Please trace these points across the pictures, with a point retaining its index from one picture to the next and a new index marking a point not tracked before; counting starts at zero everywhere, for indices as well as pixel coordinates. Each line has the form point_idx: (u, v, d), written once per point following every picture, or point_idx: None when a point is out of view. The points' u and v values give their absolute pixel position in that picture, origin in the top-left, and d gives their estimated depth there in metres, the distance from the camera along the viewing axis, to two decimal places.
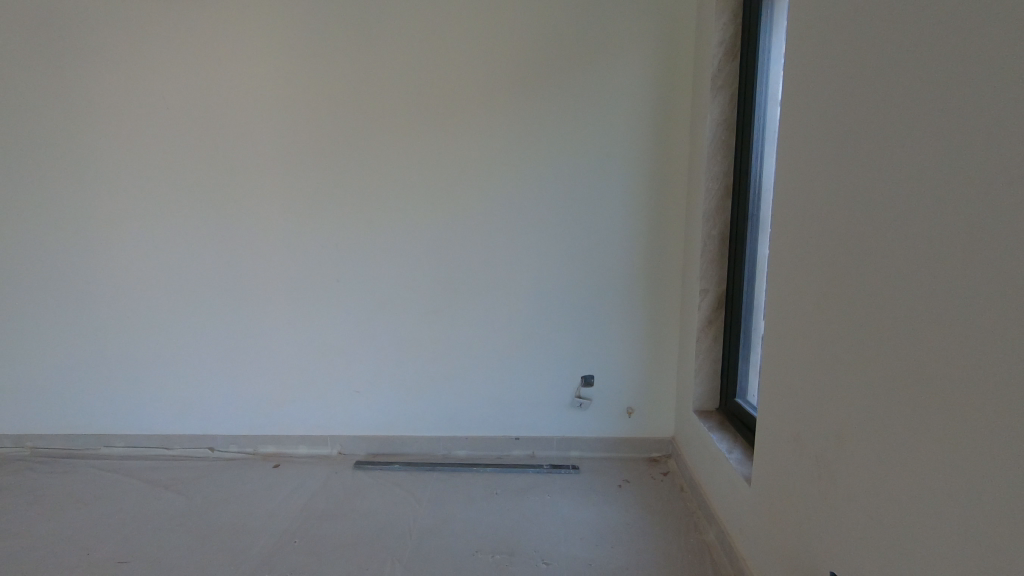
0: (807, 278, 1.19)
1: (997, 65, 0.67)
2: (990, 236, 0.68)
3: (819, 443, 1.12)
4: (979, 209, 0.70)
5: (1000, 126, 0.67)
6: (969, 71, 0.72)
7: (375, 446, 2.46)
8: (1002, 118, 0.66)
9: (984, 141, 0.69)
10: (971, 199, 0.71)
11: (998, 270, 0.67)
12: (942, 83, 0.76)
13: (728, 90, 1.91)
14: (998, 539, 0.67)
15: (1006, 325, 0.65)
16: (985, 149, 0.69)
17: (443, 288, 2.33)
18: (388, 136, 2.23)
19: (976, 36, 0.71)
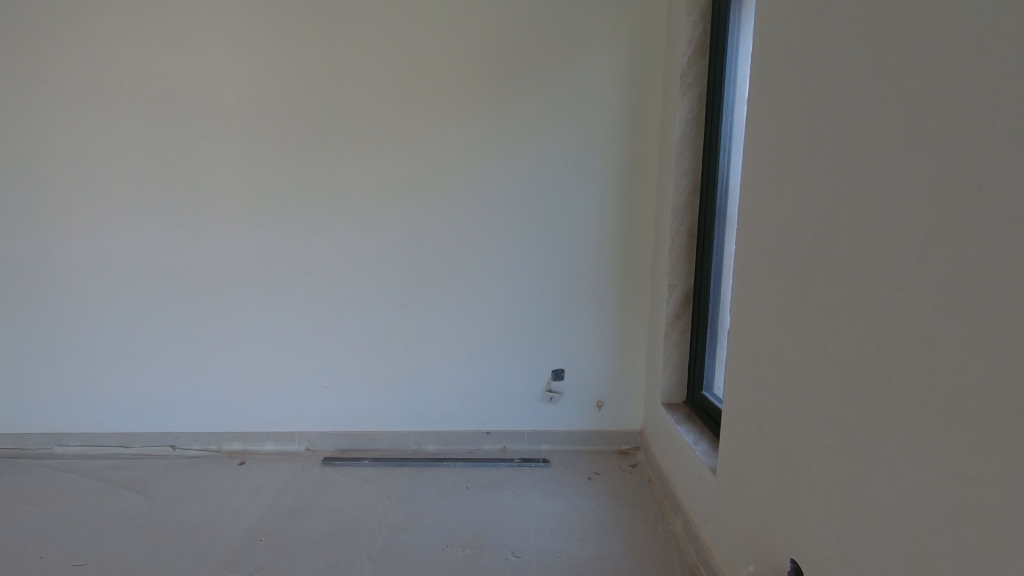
0: (769, 275, 1.22)
1: (949, 72, 0.70)
2: (940, 238, 0.71)
3: (781, 434, 1.16)
4: (932, 211, 0.73)
5: (950, 131, 0.69)
6: (922, 74, 0.74)
7: (343, 442, 2.43)
8: (952, 125, 0.69)
9: (936, 146, 0.72)
10: (923, 202, 0.74)
11: (948, 264, 0.69)
12: (897, 85, 0.79)
13: (696, 89, 1.94)
14: (950, 525, 0.69)
15: (956, 317, 0.68)
16: (936, 155, 0.72)
17: (414, 283, 2.31)
18: (358, 128, 2.19)
19: (929, 40, 0.73)
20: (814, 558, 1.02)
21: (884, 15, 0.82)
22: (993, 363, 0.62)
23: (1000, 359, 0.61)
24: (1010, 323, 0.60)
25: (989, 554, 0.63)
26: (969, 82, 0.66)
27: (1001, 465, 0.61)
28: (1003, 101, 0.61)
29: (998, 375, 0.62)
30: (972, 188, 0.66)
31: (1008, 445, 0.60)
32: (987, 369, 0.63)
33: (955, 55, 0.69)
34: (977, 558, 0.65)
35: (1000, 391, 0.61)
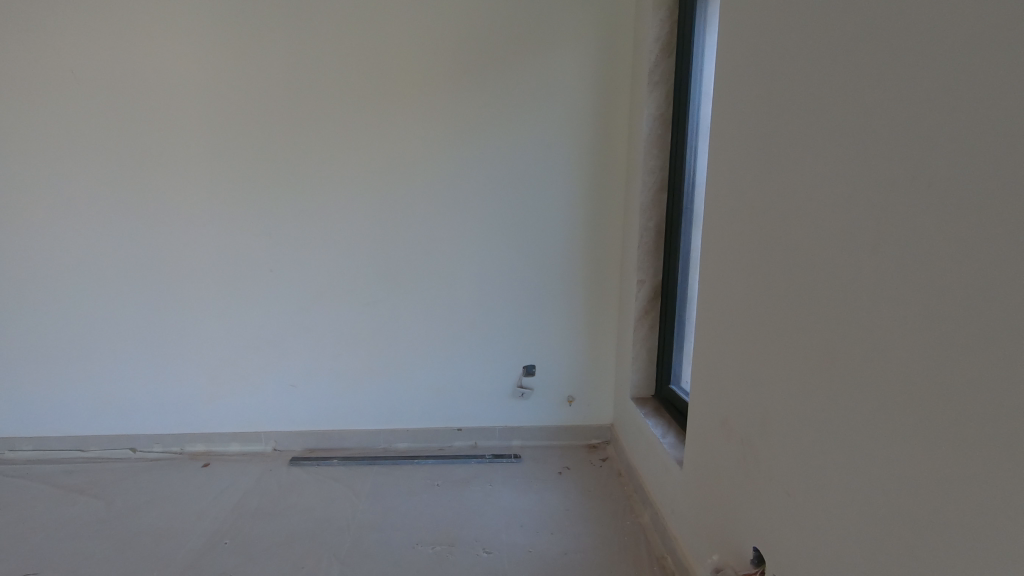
0: (732, 270, 1.24)
1: (899, 74, 0.72)
2: (890, 235, 0.74)
3: (744, 426, 1.18)
4: (883, 209, 0.75)
5: (899, 131, 0.72)
6: (875, 75, 0.76)
7: (311, 441, 2.39)
8: (901, 125, 0.72)
9: (886, 147, 0.74)
10: (875, 200, 0.77)
11: (901, 259, 0.72)
12: (853, 84, 0.81)
13: (663, 87, 1.96)
14: (900, 511, 0.72)
15: (908, 310, 0.70)
16: (887, 155, 0.74)
17: (383, 279, 2.28)
18: (324, 122, 2.14)
19: (882, 41, 0.75)
20: (774, 545, 1.05)
21: (841, 15, 0.84)
22: (943, 355, 0.65)
23: (951, 352, 0.64)
24: (960, 316, 0.62)
25: (939, 539, 0.66)
26: (918, 81, 0.68)
27: (951, 453, 0.64)
28: (952, 100, 0.63)
29: (948, 366, 0.64)
30: (919, 187, 0.68)
31: (958, 435, 0.63)
32: (937, 360, 0.65)
33: (906, 55, 0.71)
34: (928, 541, 0.67)
35: (950, 382, 0.64)
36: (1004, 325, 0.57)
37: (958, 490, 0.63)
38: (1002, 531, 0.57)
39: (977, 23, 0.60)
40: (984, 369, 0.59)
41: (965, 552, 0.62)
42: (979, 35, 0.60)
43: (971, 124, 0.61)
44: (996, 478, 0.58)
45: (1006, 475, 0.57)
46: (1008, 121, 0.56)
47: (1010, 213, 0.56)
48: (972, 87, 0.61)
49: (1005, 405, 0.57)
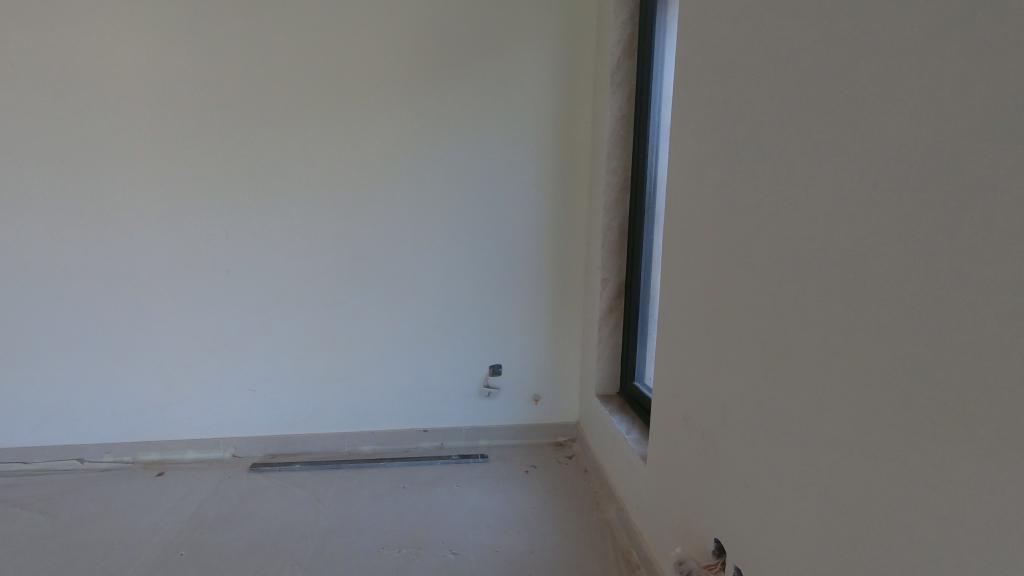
0: (692, 268, 1.26)
1: (849, 81, 0.75)
2: (843, 235, 0.76)
3: (705, 421, 1.21)
4: (834, 210, 0.78)
5: (850, 134, 0.74)
6: (829, 80, 0.79)
7: (272, 446, 2.32)
8: (852, 130, 0.74)
9: (838, 151, 0.77)
10: (828, 202, 0.79)
11: (853, 257, 0.74)
12: (808, 86, 0.84)
13: (626, 88, 1.99)
14: (851, 499, 0.75)
15: (859, 307, 0.73)
16: (838, 158, 0.77)
17: (347, 279, 2.24)
18: (283, 119, 2.09)
19: (835, 44, 0.77)
20: (734, 536, 1.08)
21: (796, 19, 0.87)
22: (891, 351, 0.67)
23: (898, 347, 0.66)
24: (907, 313, 0.65)
25: (886, 526, 0.68)
26: (870, 85, 0.71)
27: (900, 446, 0.66)
28: (899, 104, 0.66)
29: (896, 361, 0.66)
30: (867, 189, 0.71)
31: (906, 427, 0.65)
32: (886, 355, 0.68)
33: (857, 59, 0.73)
34: (879, 531, 0.70)
35: (897, 376, 0.66)
36: (948, 320, 0.59)
37: (907, 480, 0.65)
38: (945, 519, 0.60)
39: (923, 29, 0.62)
40: (928, 363, 0.62)
41: (913, 541, 0.64)
42: (925, 41, 0.62)
43: (917, 126, 0.63)
44: (940, 469, 0.60)
45: (951, 466, 0.59)
46: (951, 123, 0.59)
47: (953, 214, 0.59)
48: (918, 91, 0.63)
49: (950, 398, 0.59)
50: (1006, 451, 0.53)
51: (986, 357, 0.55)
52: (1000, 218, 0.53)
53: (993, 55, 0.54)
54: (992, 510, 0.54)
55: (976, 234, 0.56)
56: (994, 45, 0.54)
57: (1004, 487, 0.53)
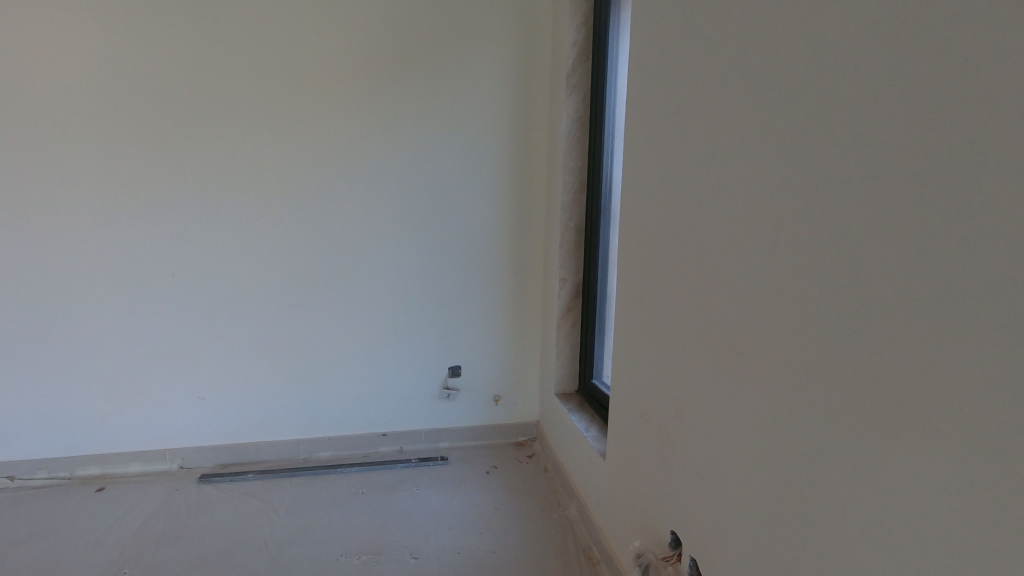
0: (647, 268, 1.30)
1: (793, 88, 0.79)
2: (790, 235, 0.80)
3: (661, 416, 1.24)
4: (783, 211, 0.81)
5: (797, 139, 0.78)
6: (775, 87, 0.83)
7: (223, 456, 2.24)
8: (798, 135, 0.78)
9: (784, 156, 0.81)
10: (777, 203, 0.83)
11: (800, 256, 0.78)
12: (757, 93, 0.87)
13: (581, 91, 2.02)
14: (800, 486, 0.79)
15: (808, 304, 0.76)
16: (784, 163, 0.81)
17: (300, 282, 2.18)
18: (232, 116, 2.01)
19: (783, 53, 0.81)
20: (691, 527, 1.11)
21: (746, 27, 0.90)
22: (836, 345, 0.71)
23: (845, 342, 0.70)
24: (851, 309, 0.68)
25: (833, 510, 0.73)
26: (812, 93, 0.75)
27: (846, 434, 0.70)
28: (844, 112, 0.69)
29: (844, 357, 0.70)
30: (812, 192, 0.75)
31: (852, 417, 0.68)
32: (833, 349, 0.72)
33: (804, 67, 0.77)
34: (832, 519, 0.73)
35: (843, 369, 0.70)
36: (892, 316, 0.63)
37: (857, 469, 0.68)
38: (894, 505, 0.63)
39: (864, 40, 0.66)
40: (869, 356, 0.66)
41: (861, 525, 0.68)
42: (866, 51, 0.66)
43: (860, 132, 0.67)
44: (887, 458, 0.64)
45: (896, 455, 0.62)
46: (892, 130, 0.62)
47: (893, 216, 0.62)
48: (860, 98, 0.67)
49: (894, 390, 0.62)
50: (949, 438, 0.56)
51: (927, 351, 0.58)
52: (939, 220, 0.57)
53: (930, 66, 0.58)
54: (931, 491, 0.58)
55: (915, 234, 0.60)
56: (929, 57, 0.58)
57: (946, 471, 0.57)
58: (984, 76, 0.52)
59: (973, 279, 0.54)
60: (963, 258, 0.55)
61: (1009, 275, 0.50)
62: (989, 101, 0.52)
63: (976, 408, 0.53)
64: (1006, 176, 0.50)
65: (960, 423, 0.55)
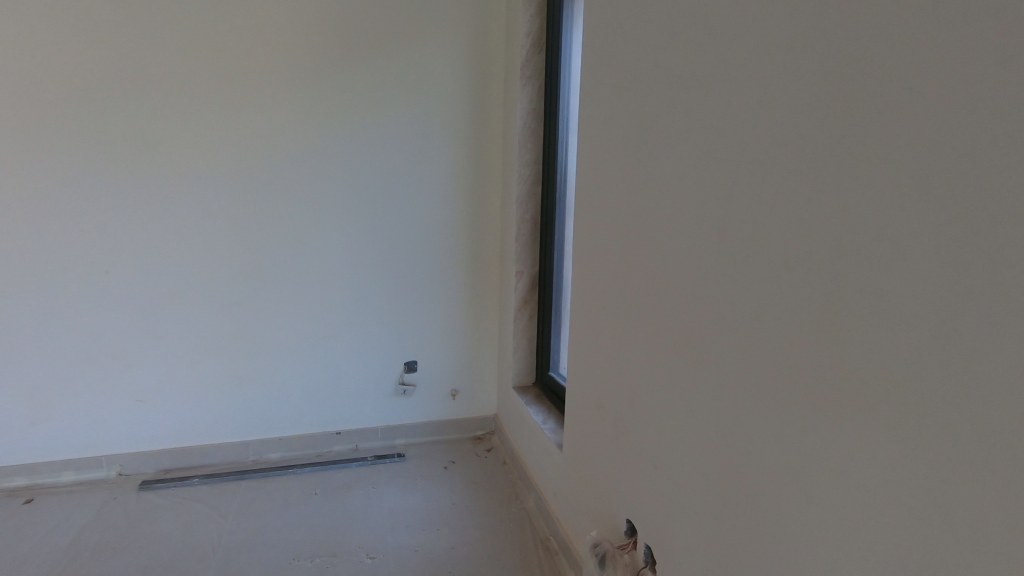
0: (600, 259, 1.29)
1: (745, 81, 0.79)
2: (742, 226, 0.81)
3: (616, 406, 1.24)
4: (735, 202, 0.82)
5: (749, 131, 0.79)
6: (727, 80, 0.83)
7: (165, 461, 2.12)
8: (750, 127, 0.78)
9: (736, 148, 0.82)
10: (728, 195, 0.84)
11: (751, 247, 0.79)
12: (709, 85, 0.88)
13: (536, 82, 2.01)
14: (750, 472, 0.80)
15: (762, 297, 0.77)
16: (736, 154, 0.82)
17: (247, 278, 2.09)
18: (169, 101, 1.90)
19: (737, 46, 0.81)
20: (646, 515, 1.12)
21: (699, 20, 0.90)
22: (787, 335, 0.72)
23: (798, 335, 0.70)
24: (800, 300, 0.70)
25: (781, 495, 0.74)
26: (764, 87, 0.75)
27: (797, 422, 0.71)
28: (800, 106, 0.69)
29: (799, 349, 0.70)
30: (764, 183, 0.76)
31: (802, 405, 0.70)
32: (784, 340, 0.73)
33: (758, 61, 0.77)
34: (785, 511, 0.74)
35: (794, 358, 0.71)
36: (841, 306, 0.64)
37: (810, 461, 0.69)
38: (848, 498, 0.63)
39: (819, 35, 0.67)
40: (818, 345, 0.67)
41: (809, 509, 0.69)
42: (822, 45, 0.66)
43: (811, 127, 0.67)
44: (836, 444, 0.65)
45: (843, 441, 0.64)
46: (846, 123, 0.63)
47: (840, 208, 0.63)
48: (814, 91, 0.67)
49: (849, 384, 0.63)
50: (902, 432, 0.57)
51: (872, 340, 0.60)
52: (892, 214, 0.57)
53: (885, 60, 0.58)
54: (874, 475, 0.60)
55: (862, 227, 0.60)
56: (884, 51, 0.58)
57: (901, 466, 0.57)
58: (939, 71, 0.52)
59: (925, 273, 0.54)
60: (915, 253, 0.55)
61: (963, 270, 0.51)
62: (945, 96, 0.52)
63: (930, 403, 0.54)
64: (961, 171, 0.51)
65: (914, 417, 0.55)
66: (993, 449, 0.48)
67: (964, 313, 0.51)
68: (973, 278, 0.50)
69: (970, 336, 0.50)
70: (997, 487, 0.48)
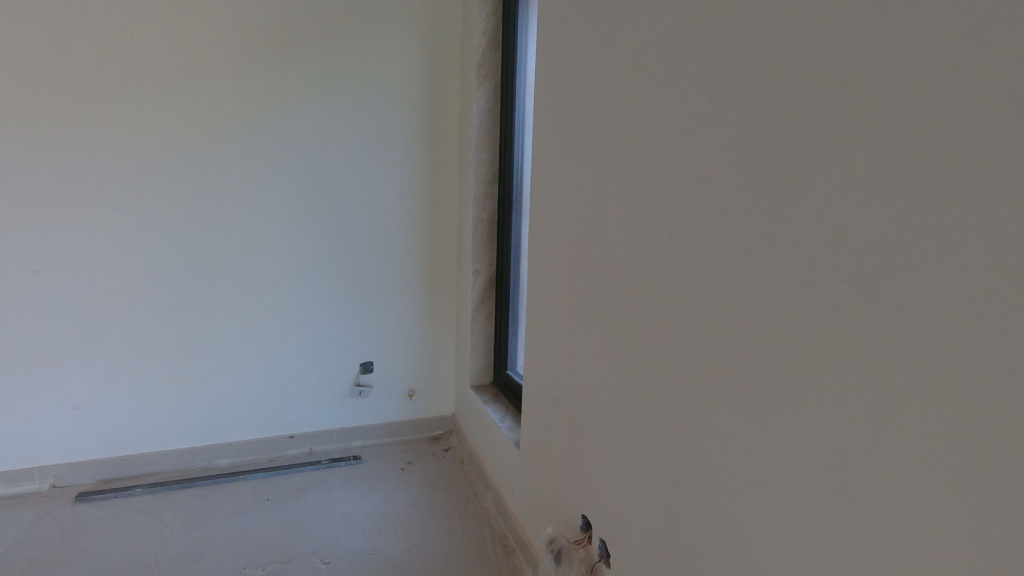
0: (554, 258, 1.31)
1: (693, 90, 0.82)
2: (691, 228, 0.84)
3: (570, 404, 1.26)
4: (685, 206, 0.85)
5: (697, 138, 0.82)
6: (676, 88, 0.86)
7: (105, 471, 2.02)
8: (698, 135, 0.82)
9: (686, 154, 0.85)
10: (677, 199, 0.87)
11: (700, 249, 0.82)
12: (659, 91, 0.91)
13: (492, 81, 2.01)
14: (699, 465, 0.83)
15: (712, 297, 0.80)
16: (686, 160, 0.85)
17: (192, 278, 2.01)
18: (106, 92, 1.81)
19: (686, 52, 0.84)
20: (600, 508, 1.15)
21: (648, 28, 0.93)
22: (736, 334, 0.75)
23: (744, 332, 0.74)
24: (748, 300, 0.73)
25: (729, 486, 0.78)
26: (711, 96, 0.79)
27: (743, 417, 0.74)
28: (744, 115, 0.73)
29: (748, 346, 0.73)
30: (712, 187, 0.79)
31: (749, 401, 0.73)
32: (732, 337, 0.76)
33: (708, 65, 0.79)
34: (734, 502, 0.77)
35: (740, 355, 0.75)
36: (785, 305, 0.67)
37: (754, 453, 0.73)
38: (792, 486, 0.67)
39: (766, 41, 0.69)
40: (764, 343, 0.71)
41: (756, 499, 0.73)
42: (769, 52, 0.69)
43: (757, 136, 0.71)
44: (779, 435, 0.69)
45: (785, 433, 0.68)
46: (787, 133, 0.66)
47: (784, 212, 0.67)
48: (756, 103, 0.71)
49: (798, 379, 0.66)
50: (841, 426, 0.60)
51: (812, 337, 0.64)
52: (835, 217, 0.60)
53: (830, 69, 0.60)
54: (815, 464, 0.64)
55: (804, 232, 0.64)
56: (828, 60, 0.61)
57: (844, 457, 0.60)
58: (877, 81, 0.55)
59: (865, 274, 0.57)
60: (850, 256, 0.58)
61: (900, 271, 0.54)
62: (884, 105, 0.55)
63: (870, 397, 0.57)
64: (897, 177, 0.54)
65: (854, 412, 0.59)
66: (928, 441, 0.52)
67: (900, 312, 0.54)
68: (903, 283, 0.53)
69: (900, 335, 0.54)
70: (930, 477, 0.51)
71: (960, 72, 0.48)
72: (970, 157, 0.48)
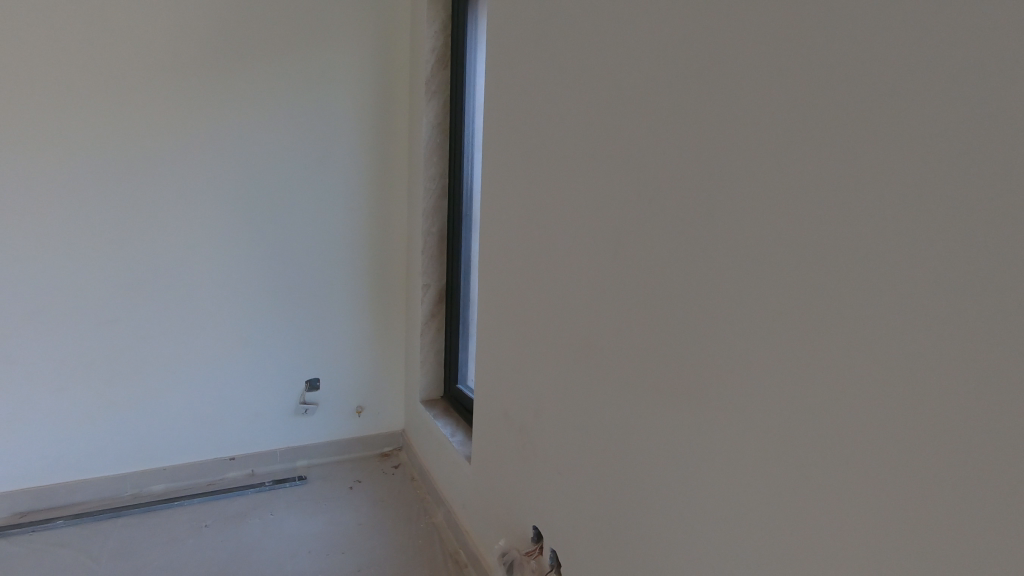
0: (502, 274, 1.33)
1: (630, 118, 0.87)
2: (631, 248, 0.88)
3: (520, 418, 1.28)
4: (625, 227, 0.89)
5: (634, 163, 0.87)
6: (615, 115, 0.91)
7: (21, 503, 1.87)
8: (635, 160, 0.86)
9: (625, 177, 0.89)
10: (619, 219, 0.91)
11: (640, 268, 0.86)
12: (599, 116, 0.95)
13: (441, 97, 2.04)
14: (644, 474, 0.87)
15: (652, 312, 0.84)
16: (625, 183, 0.89)
17: (125, 293, 1.90)
18: (29, 97, 1.70)
19: (623, 82, 0.89)
20: (550, 519, 1.17)
21: (588, 56, 0.98)
22: (674, 349, 0.80)
23: (682, 347, 0.78)
24: (684, 316, 0.78)
25: (672, 493, 0.81)
26: (646, 124, 0.84)
27: (683, 426, 0.79)
28: (676, 143, 0.78)
29: (686, 360, 0.77)
30: (650, 209, 0.84)
31: (687, 412, 0.78)
32: (671, 351, 0.81)
33: (645, 89, 0.84)
34: (676, 508, 0.81)
35: (679, 368, 0.79)
36: (716, 322, 0.72)
37: (693, 461, 0.77)
38: (727, 492, 0.71)
39: (696, 71, 0.74)
40: (700, 357, 0.75)
41: (696, 505, 0.77)
42: (698, 81, 0.73)
43: (688, 164, 0.76)
44: (714, 444, 0.73)
45: (720, 441, 0.72)
46: (714, 163, 0.71)
47: (714, 235, 0.72)
48: (686, 132, 0.76)
49: (729, 389, 0.70)
50: (769, 434, 0.65)
51: (741, 353, 0.68)
52: (761, 240, 0.65)
53: (749, 106, 0.66)
54: (747, 470, 0.68)
55: (731, 255, 0.69)
56: (751, 93, 0.66)
57: (773, 463, 0.65)
58: (792, 120, 0.61)
59: (788, 292, 0.62)
60: (772, 278, 0.64)
61: (816, 291, 0.59)
62: (796, 140, 0.60)
63: (793, 407, 0.62)
64: (812, 208, 0.59)
65: (779, 421, 0.63)
66: (841, 447, 0.56)
67: (815, 329, 0.59)
68: (816, 303, 0.59)
69: (815, 351, 0.59)
70: (848, 480, 0.56)
71: (857, 114, 0.54)
72: (870, 193, 0.53)
